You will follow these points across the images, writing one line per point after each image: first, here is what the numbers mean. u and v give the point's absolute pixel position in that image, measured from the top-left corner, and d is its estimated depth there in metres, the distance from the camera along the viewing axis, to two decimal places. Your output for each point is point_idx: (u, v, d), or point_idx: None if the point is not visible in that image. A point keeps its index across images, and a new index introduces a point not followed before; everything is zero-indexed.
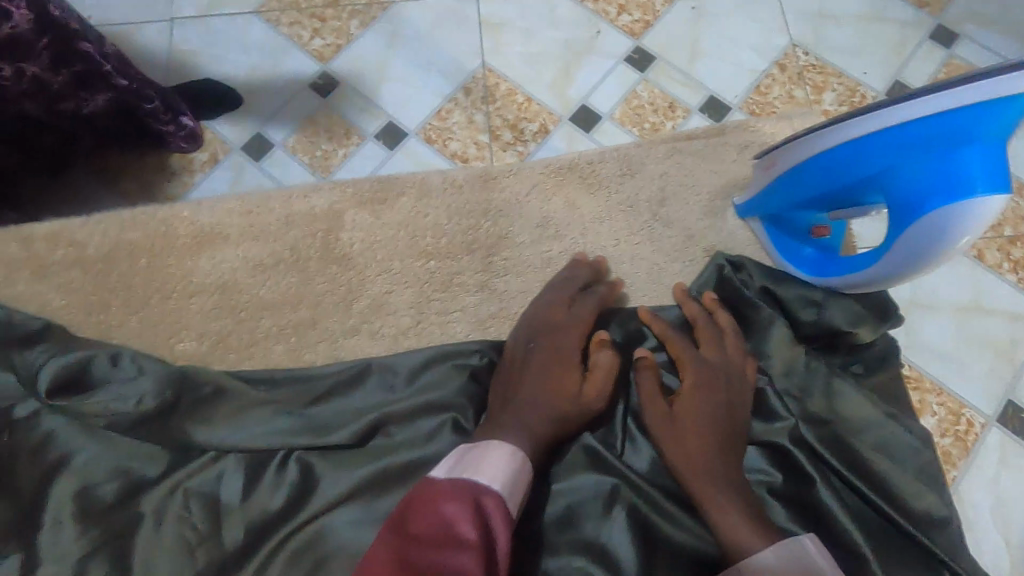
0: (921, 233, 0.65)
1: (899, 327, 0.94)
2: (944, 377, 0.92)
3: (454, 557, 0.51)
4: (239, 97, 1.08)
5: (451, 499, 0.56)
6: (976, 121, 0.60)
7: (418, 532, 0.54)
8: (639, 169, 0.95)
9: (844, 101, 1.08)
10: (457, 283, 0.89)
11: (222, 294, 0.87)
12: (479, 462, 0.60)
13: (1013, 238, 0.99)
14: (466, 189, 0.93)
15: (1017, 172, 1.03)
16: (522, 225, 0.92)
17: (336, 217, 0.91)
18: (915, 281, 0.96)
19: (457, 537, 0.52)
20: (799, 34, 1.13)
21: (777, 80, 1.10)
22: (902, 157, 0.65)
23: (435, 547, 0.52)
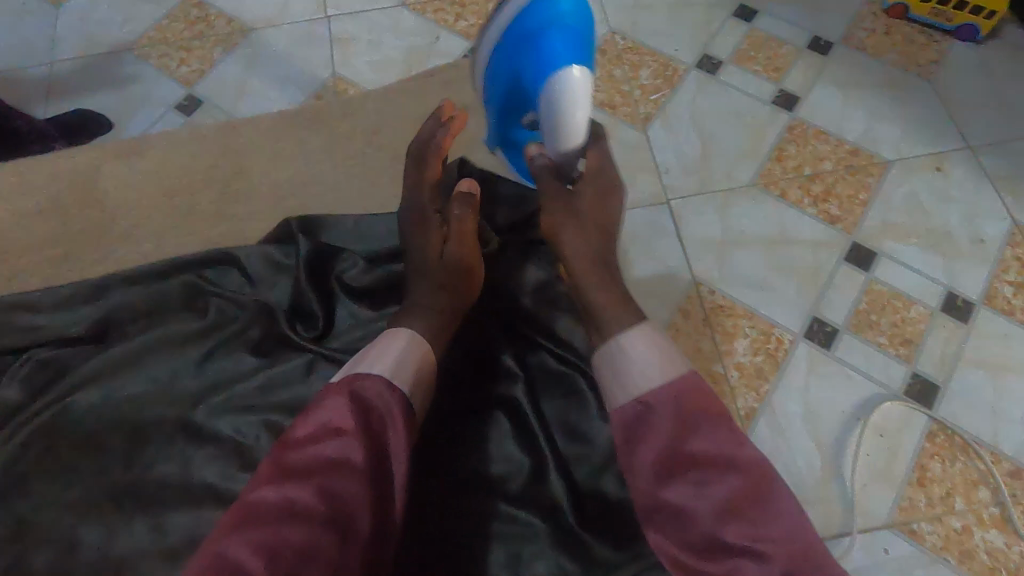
0: (547, 107, 0.75)
1: (715, 262, 1.04)
2: (755, 303, 1.00)
3: (337, 449, 0.59)
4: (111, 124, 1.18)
5: (335, 396, 0.62)
6: (542, 10, 0.74)
7: (305, 434, 0.60)
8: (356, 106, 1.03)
9: (659, 75, 1.20)
10: (195, 212, 0.95)
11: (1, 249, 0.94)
12: (369, 355, 0.67)
13: (812, 177, 1.10)
14: (207, 135, 0.99)
15: (814, 120, 1.15)
16: (257, 158, 0.99)
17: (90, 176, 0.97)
18: (724, 222, 1.07)
19: (343, 433, 0.59)
20: (617, 22, 1.26)
21: (598, 64, 1.22)
22: (520, 53, 0.76)
23: (312, 444, 0.59)
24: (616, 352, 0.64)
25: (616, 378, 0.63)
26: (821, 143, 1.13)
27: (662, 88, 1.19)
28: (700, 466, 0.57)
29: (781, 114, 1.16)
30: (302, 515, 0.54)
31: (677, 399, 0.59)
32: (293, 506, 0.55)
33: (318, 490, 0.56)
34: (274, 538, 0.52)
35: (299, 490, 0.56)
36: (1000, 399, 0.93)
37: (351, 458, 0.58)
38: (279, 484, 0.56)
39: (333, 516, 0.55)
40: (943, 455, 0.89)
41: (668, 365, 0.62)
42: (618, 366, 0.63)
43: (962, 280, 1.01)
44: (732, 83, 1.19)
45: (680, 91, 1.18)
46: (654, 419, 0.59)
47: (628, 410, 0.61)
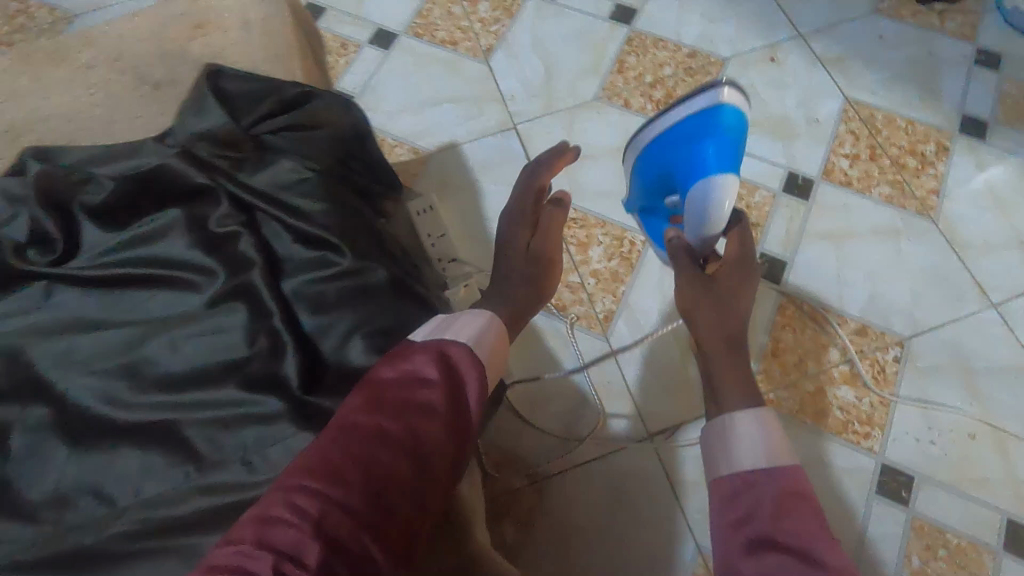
0: (693, 202, 0.68)
1: (565, 179, 1.04)
2: (607, 211, 1.01)
3: (427, 392, 0.44)
4: None
5: (418, 354, 0.46)
6: (701, 122, 0.68)
7: (403, 369, 0.45)
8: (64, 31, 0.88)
9: (498, 7, 1.19)
10: None
11: None
12: (450, 324, 0.52)
13: (653, 84, 1.11)
14: None
15: (652, 29, 1.16)
16: None
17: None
18: (572, 138, 1.07)
19: (437, 379, 0.45)
20: None
21: (436, 4, 1.20)
22: (669, 153, 0.72)
23: (404, 387, 0.44)
24: (727, 427, 0.54)
25: (711, 453, 0.54)
26: (660, 50, 1.14)
27: (502, 19, 1.18)
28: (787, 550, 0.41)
29: (620, 28, 1.16)
30: (388, 446, 0.40)
31: (780, 484, 0.47)
32: (375, 440, 0.41)
33: (401, 432, 0.41)
34: (353, 474, 0.39)
35: (388, 421, 0.42)
36: (843, 265, 0.95)
37: (437, 410, 0.43)
38: (368, 412, 0.42)
39: (423, 460, 0.41)
40: (794, 325, 0.92)
41: (780, 448, 0.51)
42: (730, 448, 0.53)
43: (802, 160, 1.03)
44: (571, 5, 1.19)
45: (520, 20, 1.18)
46: (722, 497, 0.50)
47: (727, 483, 0.50)
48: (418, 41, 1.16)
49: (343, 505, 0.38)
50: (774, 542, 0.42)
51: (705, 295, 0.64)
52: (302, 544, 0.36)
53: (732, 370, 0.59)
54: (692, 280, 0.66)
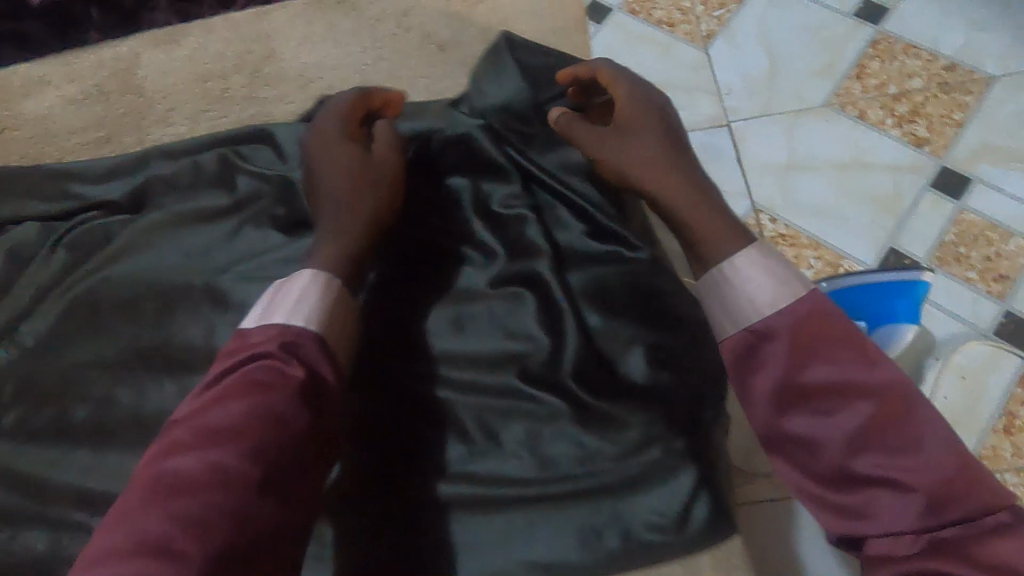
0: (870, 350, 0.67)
1: (778, 190, 0.95)
2: (822, 232, 0.92)
3: (274, 402, 0.49)
4: None
5: (259, 339, 0.53)
6: (899, 288, 0.67)
7: (220, 389, 0.50)
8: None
9: None
10: (225, 91, 0.87)
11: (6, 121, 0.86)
12: (293, 293, 0.56)
13: (898, 96, 0.98)
14: (244, 24, 0.91)
15: (904, 35, 1.02)
16: (289, 45, 0.90)
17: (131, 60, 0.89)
18: (792, 146, 0.97)
19: (281, 378, 0.50)
20: None
21: None
22: (856, 301, 0.68)
23: (262, 386, 0.50)
24: (721, 274, 0.52)
25: (711, 299, 0.52)
26: (910, 58, 1.00)
27: (729, 4, 1.08)
28: (822, 397, 0.45)
29: (864, 27, 1.03)
30: (233, 478, 0.45)
31: (797, 313, 0.47)
32: (190, 475, 0.45)
33: (170, 493, 0.44)
34: (147, 537, 0.42)
35: (208, 454, 0.46)
36: None
37: (288, 417, 0.49)
38: (199, 449, 0.47)
39: (269, 488, 0.47)
40: None
41: (779, 275, 0.49)
42: (728, 303, 0.51)
43: None
44: None
45: (749, 6, 1.08)
46: (743, 360, 0.49)
47: (733, 345, 0.50)
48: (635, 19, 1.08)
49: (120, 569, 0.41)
50: (810, 391, 0.45)
51: (632, 132, 0.64)
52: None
53: (666, 184, 0.59)
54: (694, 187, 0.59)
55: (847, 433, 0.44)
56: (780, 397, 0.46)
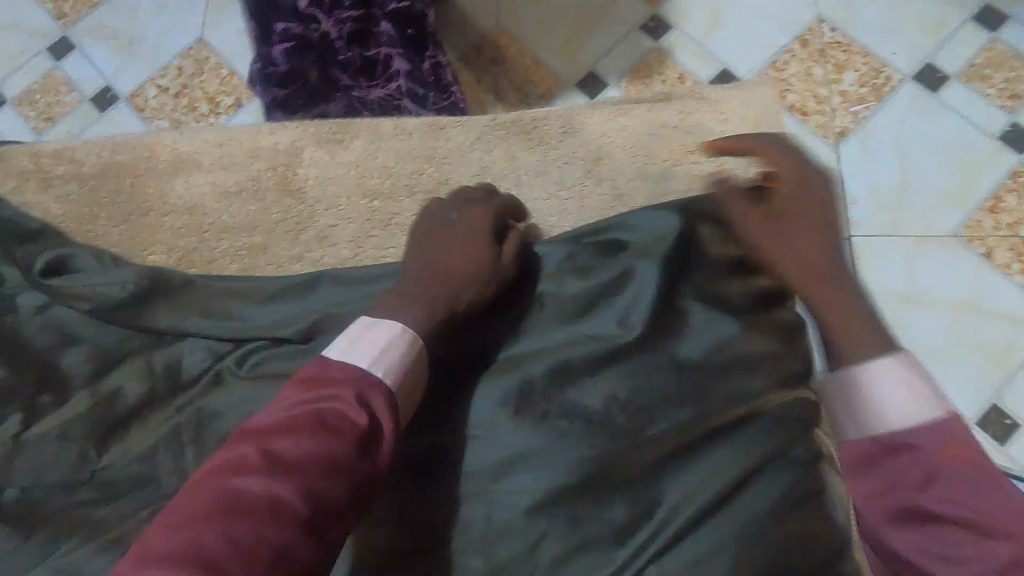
0: None
1: (889, 320, 0.93)
2: (926, 375, 0.91)
3: (335, 443, 0.47)
4: (196, 56, 1.15)
5: (337, 382, 0.50)
6: None
7: (294, 416, 0.48)
8: (580, 129, 0.77)
9: (866, 82, 1.04)
10: (395, 223, 0.74)
11: (133, 185, 0.74)
12: (374, 345, 0.54)
13: None
14: (417, 134, 0.76)
15: None
16: (466, 173, 0.75)
17: (292, 154, 0.75)
18: (910, 274, 0.95)
19: (350, 427, 0.48)
20: (829, 9, 1.07)
21: (796, 57, 1.06)
22: None
23: (339, 419, 0.48)
24: (855, 383, 0.53)
25: (846, 396, 0.54)
26: None
27: (867, 100, 1.03)
28: (941, 522, 0.46)
29: (1006, 153, 0.98)
30: (284, 514, 0.43)
31: (943, 437, 0.49)
32: (248, 499, 0.44)
33: (220, 516, 0.43)
34: (179, 548, 0.41)
35: (274, 483, 0.45)
36: None
37: (349, 462, 0.46)
38: (263, 473, 0.45)
39: (311, 527, 0.44)
40: None
41: (928, 398, 0.51)
42: (851, 400, 0.53)
43: None
44: (955, 106, 1.01)
45: (889, 107, 1.02)
46: (857, 461, 0.52)
47: (856, 451, 0.52)
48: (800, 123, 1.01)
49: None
50: (932, 515, 0.47)
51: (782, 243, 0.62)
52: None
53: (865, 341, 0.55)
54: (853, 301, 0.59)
55: (952, 552, 0.45)
56: (899, 509, 0.48)
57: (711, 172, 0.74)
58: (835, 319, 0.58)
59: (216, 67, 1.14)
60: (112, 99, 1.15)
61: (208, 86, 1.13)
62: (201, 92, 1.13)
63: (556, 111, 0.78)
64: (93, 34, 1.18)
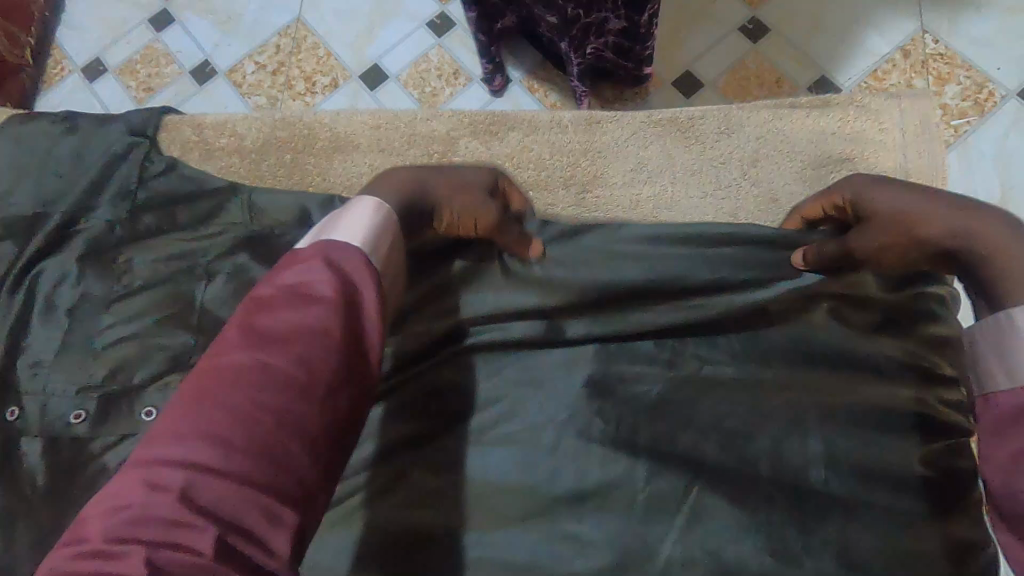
0: None
1: None
2: None
3: (314, 309, 0.41)
4: (293, 34, 1.17)
5: (310, 255, 0.45)
6: None
7: (267, 293, 0.42)
8: (737, 128, 0.75)
9: (968, 96, 1.03)
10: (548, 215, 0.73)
11: (282, 162, 0.75)
12: (339, 220, 0.50)
13: None
14: (571, 127, 0.76)
15: None
16: (620, 168, 0.75)
17: (449, 143, 0.75)
18: None
19: (329, 288, 0.43)
20: (933, 20, 1.06)
21: (897, 67, 1.05)
22: None
23: (277, 294, 0.42)
24: (1000, 327, 0.47)
25: (984, 349, 0.47)
26: None
27: (968, 114, 1.02)
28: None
29: None
30: (277, 380, 0.38)
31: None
32: (236, 374, 0.38)
33: (205, 392, 0.38)
34: (179, 433, 0.36)
35: (258, 355, 0.39)
36: None
37: (338, 330, 0.41)
38: (246, 346, 0.40)
39: (309, 393, 0.39)
40: None
41: None
42: (991, 346, 0.46)
43: None
44: None
45: (991, 123, 1.01)
46: (998, 422, 0.44)
47: (999, 405, 0.45)
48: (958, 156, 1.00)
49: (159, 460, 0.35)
50: None
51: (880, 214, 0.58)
52: (188, 479, 0.34)
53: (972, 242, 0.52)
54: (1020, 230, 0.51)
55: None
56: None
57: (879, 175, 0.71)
58: (994, 241, 0.51)
59: (313, 46, 1.16)
60: (210, 74, 1.17)
61: (305, 65, 1.15)
62: (297, 71, 1.15)
63: (714, 111, 0.76)
64: (193, 9, 1.21)
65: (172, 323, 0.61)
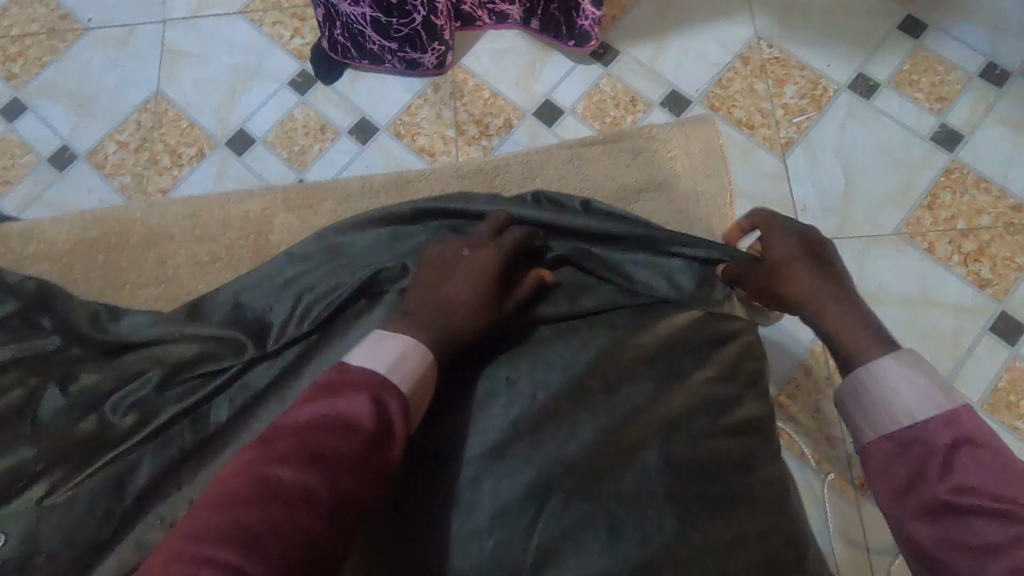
0: None
1: None
2: None
3: (342, 440, 0.50)
4: (152, 110, 1.15)
5: (355, 390, 0.54)
6: None
7: (316, 418, 0.52)
8: (538, 174, 0.95)
9: (805, 94, 1.10)
10: None
11: (144, 276, 0.88)
12: (379, 352, 0.58)
13: (965, 232, 1.01)
14: (384, 192, 0.93)
15: (977, 166, 1.04)
16: None
17: (264, 222, 0.91)
18: (861, 273, 1.00)
19: (361, 424, 0.51)
20: (765, 26, 1.13)
21: (739, 74, 1.11)
22: None
23: (329, 427, 0.51)
24: (882, 387, 0.53)
25: (864, 401, 0.53)
26: (980, 193, 1.03)
27: (808, 110, 1.09)
28: (968, 515, 0.44)
29: (939, 153, 1.05)
30: (306, 502, 0.46)
31: (956, 434, 0.48)
32: (281, 491, 0.47)
33: (253, 499, 0.46)
34: (225, 532, 0.44)
35: (304, 476, 0.48)
36: None
37: (367, 464, 0.50)
38: (295, 465, 0.48)
39: (336, 519, 0.47)
40: None
41: (936, 394, 0.50)
42: (869, 405, 0.53)
43: None
44: (887, 111, 1.08)
45: (828, 114, 1.08)
46: (885, 458, 0.50)
47: (875, 450, 0.51)
48: (776, 160, 1.06)
49: (204, 553, 0.43)
50: (958, 505, 0.45)
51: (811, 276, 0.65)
52: None
53: (840, 317, 0.62)
54: (857, 312, 0.62)
55: (974, 537, 0.43)
56: (923, 506, 0.47)
57: (656, 200, 0.93)
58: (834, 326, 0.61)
59: (176, 118, 1.14)
60: (70, 157, 1.14)
61: (168, 138, 1.14)
62: (161, 144, 1.13)
63: (519, 160, 0.96)
64: (44, 94, 1.17)
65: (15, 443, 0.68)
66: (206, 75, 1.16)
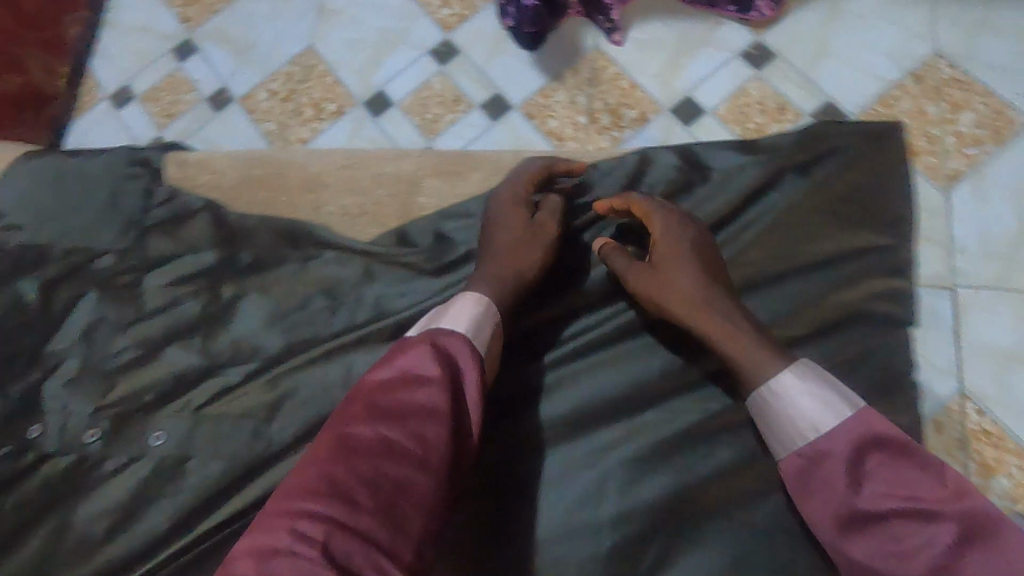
0: None
1: (992, 378, 0.88)
2: None
3: (420, 394, 0.53)
4: (302, 64, 1.22)
5: (415, 347, 0.56)
6: None
7: (387, 380, 0.54)
8: None
9: (985, 124, 0.98)
10: None
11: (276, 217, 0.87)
12: (452, 316, 0.62)
13: None
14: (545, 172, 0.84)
15: None
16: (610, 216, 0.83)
17: (413, 182, 0.87)
18: (1020, 332, 0.89)
19: (430, 379, 0.53)
20: (947, 43, 1.02)
21: (908, 93, 1.01)
22: None
23: (401, 387, 0.53)
24: (780, 400, 0.58)
25: (769, 415, 0.59)
26: None
27: (985, 142, 0.97)
28: (888, 521, 0.51)
29: None
30: (398, 453, 0.49)
31: (851, 438, 0.53)
32: (363, 446, 0.49)
33: (344, 459, 0.48)
34: (319, 483, 0.47)
35: (385, 430, 0.50)
36: None
37: (444, 415, 0.52)
38: (372, 422, 0.51)
39: (428, 467, 0.50)
40: None
41: (834, 403, 0.55)
42: (775, 419, 0.58)
43: None
44: None
45: (1009, 149, 0.96)
46: (801, 473, 0.56)
47: (794, 465, 0.57)
48: (936, 193, 0.95)
49: (302, 505, 0.46)
50: (883, 514, 0.51)
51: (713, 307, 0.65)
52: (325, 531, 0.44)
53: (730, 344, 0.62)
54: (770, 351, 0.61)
55: (904, 546, 0.50)
56: (850, 515, 0.53)
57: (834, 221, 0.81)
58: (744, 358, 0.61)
59: (323, 74, 1.20)
60: (226, 100, 1.23)
61: (313, 93, 1.20)
62: (306, 97, 1.20)
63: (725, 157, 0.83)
64: (212, 38, 1.27)
65: (185, 350, 0.77)
66: (355, 36, 1.21)
